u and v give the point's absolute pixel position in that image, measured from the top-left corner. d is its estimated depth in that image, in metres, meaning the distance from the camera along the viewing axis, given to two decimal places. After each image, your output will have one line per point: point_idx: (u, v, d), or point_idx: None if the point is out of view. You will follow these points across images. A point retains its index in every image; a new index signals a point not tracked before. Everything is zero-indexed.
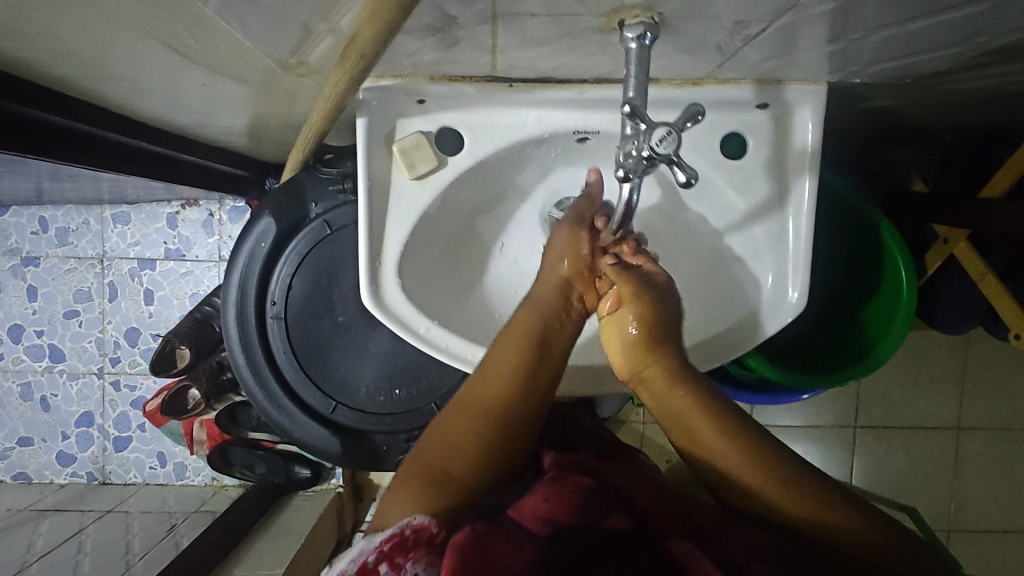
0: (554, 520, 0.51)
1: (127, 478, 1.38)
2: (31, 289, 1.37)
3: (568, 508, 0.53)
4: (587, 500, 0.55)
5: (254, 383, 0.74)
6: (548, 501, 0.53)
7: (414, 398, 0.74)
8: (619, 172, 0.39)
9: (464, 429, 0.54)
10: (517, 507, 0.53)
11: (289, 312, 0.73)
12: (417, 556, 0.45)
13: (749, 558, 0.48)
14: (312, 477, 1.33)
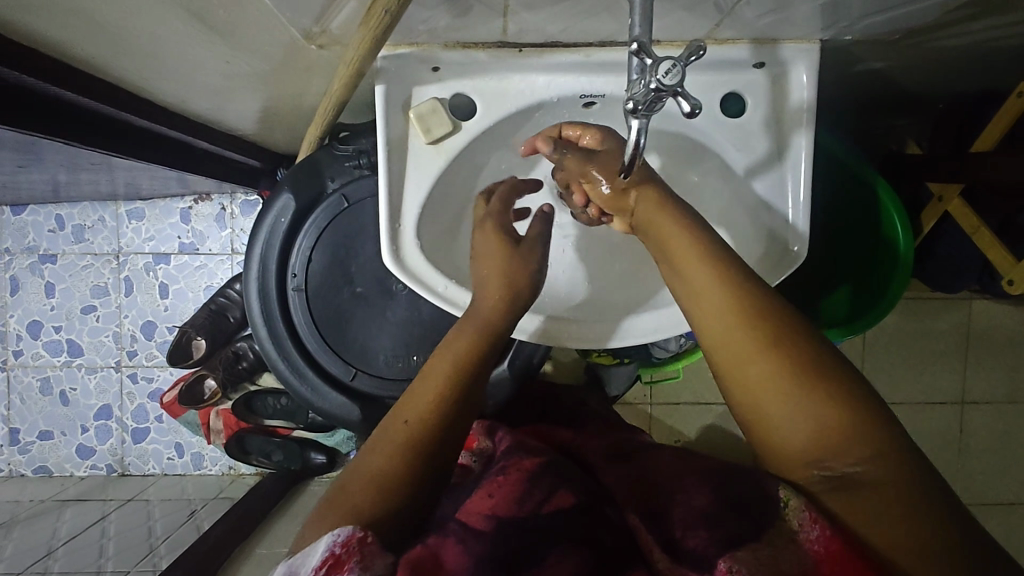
0: (495, 513, 0.53)
1: (146, 469, 1.41)
2: (48, 286, 1.40)
3: (507, 500, 0.55)
4: (528, 488, 0.57)
5: (276, 354, 0.76)
6: (492, 497, 0.55)
7: None
8: (629, 104, 0.43)
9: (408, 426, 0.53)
10: (464, 509, 0.54)
11: (309, 284, 0.76)
12: (352, 568, 0.42)
13: (687, 531, 0.50)
14: (328, 462, 1.35)
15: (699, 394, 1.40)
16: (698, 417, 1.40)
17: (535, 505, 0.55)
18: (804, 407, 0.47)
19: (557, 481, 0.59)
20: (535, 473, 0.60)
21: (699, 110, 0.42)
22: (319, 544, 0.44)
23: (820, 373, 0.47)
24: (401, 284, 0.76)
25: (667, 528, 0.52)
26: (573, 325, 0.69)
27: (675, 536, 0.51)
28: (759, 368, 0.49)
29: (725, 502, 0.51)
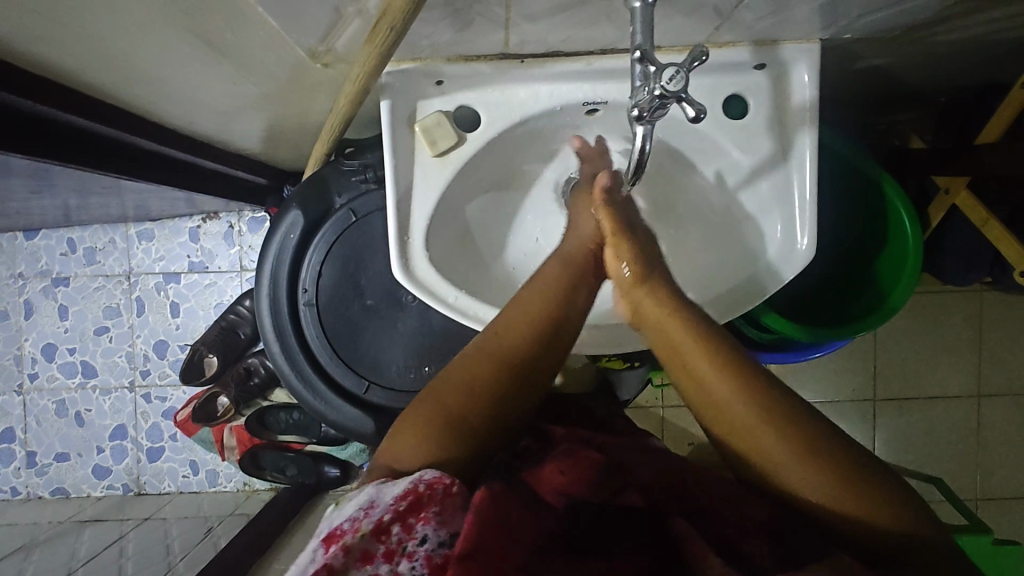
0: (569, 495, 0.59)
1: (161, 487, 1.42)
2: (62, 308, 1.42)
3: (581, 482, 0.61)
4: (598, 475, 0.63)
5: (289, 369, 0.77)
6: (563, 475, 0.61)
7: None
8: (633, 112, 0.44)
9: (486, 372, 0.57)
10: (538, 479, 0.60)
11: (320, 298, 0.77)
12: (429, 516, 0.44)
13: (746, 538, 0.52)
14: (342, 476, 1.35)
15: None
16: None
17: (611, 495, 0.61)
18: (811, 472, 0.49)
19: (625, 481, 0.64)
20: (603, 467, 0.65)
21: (703, 114, 0.43)
22: (408, 478, 0.48)
23: (774, 407, 0.51)
24: (411, 296, 0.77)
25: (718, 526, 0.55)
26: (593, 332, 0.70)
27: (734, 538, 0.53)
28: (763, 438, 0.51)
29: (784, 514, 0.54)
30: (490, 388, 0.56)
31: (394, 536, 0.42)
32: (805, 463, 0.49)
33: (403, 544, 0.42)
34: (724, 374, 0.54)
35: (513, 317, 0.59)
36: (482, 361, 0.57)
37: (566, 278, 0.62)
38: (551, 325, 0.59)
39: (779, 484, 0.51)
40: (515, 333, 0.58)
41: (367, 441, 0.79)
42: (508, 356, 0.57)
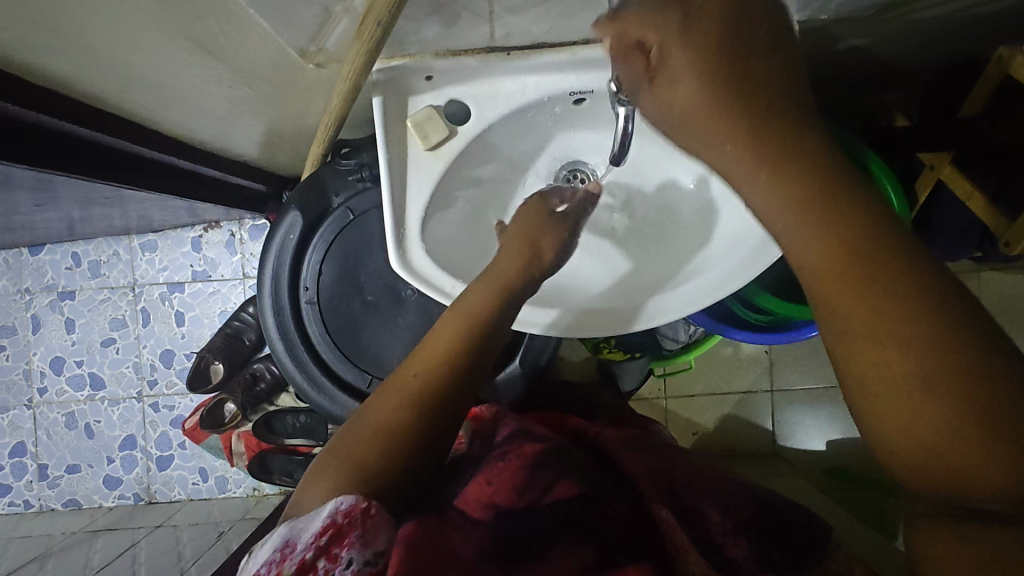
0: (495, 502, 0.61)
1: (172, 495, 1.43)
2: (68, 321, 1.44)
3: (507, 488, 0.63)
4: (533, 476, 0.65)
5: (293, 366, 0.78)
6: (491, 485, 0.63)
7: None
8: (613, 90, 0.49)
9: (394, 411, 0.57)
10: (462, 497, 0.62)
11: (321, 296, 0.79)
12: (352, 540, 0.47)
13: (727, 538, 0.59)
14: None
15: (713, 386, 1.40)
16: (715, 408, 1.40)
17: (545, 492, 0.63)
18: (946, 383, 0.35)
19: (563, 470, 0.67)
20: (540, 459, 0.68)
21: None
22: (322, 511, 0.49)
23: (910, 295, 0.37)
24: (410, 290, 0.78)
25: (703, 531, 0.60)
26: (585, 315, 0.70)
27: (715, 539, 0.59)
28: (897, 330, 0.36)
29: (768, 524, 0.61)
30: (404, 424, 0.56)
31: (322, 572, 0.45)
32: (910, 385, 0.35)
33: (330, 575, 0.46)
34: (852, 251, 0.38)
35: (434, 349, 0.60)
36: (398, 401, 0.57)
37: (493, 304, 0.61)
38: (464, 354, 0.59)
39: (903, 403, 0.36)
40: (428, 356, 0.60)
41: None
42: (431, 387, 0.58)
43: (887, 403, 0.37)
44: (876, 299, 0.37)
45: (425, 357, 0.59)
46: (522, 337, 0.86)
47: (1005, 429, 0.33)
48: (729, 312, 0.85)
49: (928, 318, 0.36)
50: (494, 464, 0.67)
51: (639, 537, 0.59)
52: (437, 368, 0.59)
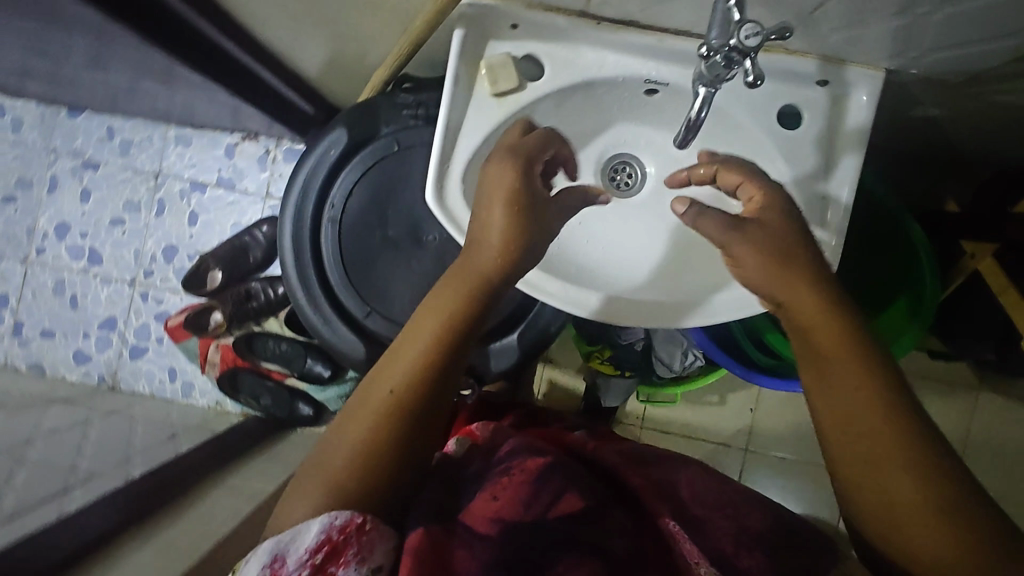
0: (501, 517, 0.56)
1: (136, 387, 1.42)
2: (84, 191, 1.44)
3: (513, 502, 0.57)
4: (531, 488, 0.59)
5: (297, 278, 0.78)
6: (496, 499, 0.58)
7: None
8: (703, 51, 0.45)
9: (370, 429, 0.54)
10: (468, 510, 0.58)
11: (345, 219, 0.78)
12: (348, 559, 0.50)
13: (739, 549, 0.58)
14: (313, 416, 1.35)
15: (691, 428, 1.39)
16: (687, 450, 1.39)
17: (543, 511, 0.58)
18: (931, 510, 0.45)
19: (566, 482, 0.61)
20: (542, 471, 0.61)
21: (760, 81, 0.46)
22: (313, 529, 0.50)
23: (907, 427, 0.48)
24: (433, 236, 0.78)
25: (712, 540, 0.60)
26: (628, 303, 0.68)
27: (725, 550, 0.59)
28: (883, 450, 0.47)
29: (780, 536, 0.61)
30: (383, 441, 0.54)
31: None
32: (913, 486, 0.46)
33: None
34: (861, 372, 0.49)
35: (409, 355, 0.56)
36: (373, 416, 0.55)
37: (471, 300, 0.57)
38: (441, 359, 0.56)
39: (890, 516, 0.47)
40: (402, 362, 0.56)
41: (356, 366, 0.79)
42: (408, 403, 0.55)
43: (886, 504, 0.47)
44: (897, 421, 0.48)
45: (398, 368, 0.56)
46: (525, 314, 0.86)
47: (980, 552, 0.44)
48: (736, 346, 0.86)
49: (901, 438, 0.47)
50: (492, 476, 0.62)
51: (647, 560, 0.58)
52: (413, 375, 0.55)
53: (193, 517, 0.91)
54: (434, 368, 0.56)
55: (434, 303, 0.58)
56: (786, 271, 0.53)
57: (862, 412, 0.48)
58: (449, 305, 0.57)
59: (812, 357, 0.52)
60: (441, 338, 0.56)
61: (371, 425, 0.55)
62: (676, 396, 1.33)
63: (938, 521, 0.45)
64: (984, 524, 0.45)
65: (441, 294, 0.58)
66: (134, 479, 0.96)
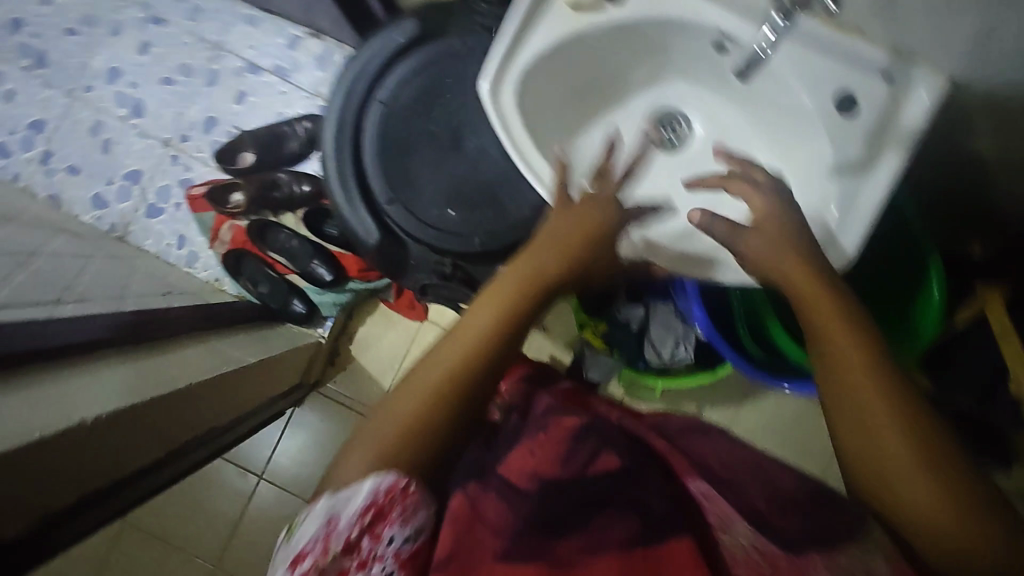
0: (537, 474, 0.63)
1: (143, 243, 1.44)
2: (145, 44, 1.45)
3: (548, 462, 0.65)
4: (568, 452, 0.66)
5: (332, 149, 0.79)
6: (533, 457, 0.66)
7: (460, 225, 0.78)
8: None
9: (461, 356, 0.58)
10: (506, 465, 0.65)
11: (392, 105, 0.79)
12: (393, 518, 0.52)
13: (773, 513, 0.55)
14: (306, 315, 1.38)
15: None
16: None
17: (575, 470, 0.63)
18: (924, 474, 0.49)
19: (599, 446, 0.67)
20: (579, 436, 0.69)
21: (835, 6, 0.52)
22: (363, 488, 0.52)
23: (897, 398, 0.52)
24: (472, 143, 0.79)
25: (745, 501, 0.58)
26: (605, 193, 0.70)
27: (758, 509, 0.56)
28: (875, 421, 0.52)
29: (813, 498, 0.56)
30: (471, 370, 0.57)
31: (365, 545, 0.51)
32: (903, 450, 0.50)
33: (373, 550, 0.51)
34: (858, 353, 0.54)
35: (502, 291, 0.61)
36: (464, 346, 0.58)
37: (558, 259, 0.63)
38: (527, 306, 0.61)
39: (886, 489, 0.50)
40: (496, 301, 0.60)
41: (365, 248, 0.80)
42: (495, 339, 0.59)
43: (884, 491, 0.51)
44: (882, 397, 0.52)
45: (491, 304, 0.60)
46: None
47: (959, 502, 0.47)
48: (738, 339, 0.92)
49: (893, 410, 0.51)
50: (529, 439, 0.69)
51: (678, 510, 0.56)
52: (502, 316, 0.60)
53: (162, 362, 0.93)
54: (522, 313, 0.60)
55: (522, 255, 0.64)
56: (804, 272, 0.59)
57: (863, 401, 0.52)
58: (542, 256, 0.63)
59: (820, 351, 0.57)
60: (528, 287, 0.61)
61: (461, 353, 0.58)
62: (658, 391, 1.33)
63: (923, 481, 0.49)
64: (967, 481, 0.48)
65: (525, 253, 0.64)
66: (125, 312, 0.97)
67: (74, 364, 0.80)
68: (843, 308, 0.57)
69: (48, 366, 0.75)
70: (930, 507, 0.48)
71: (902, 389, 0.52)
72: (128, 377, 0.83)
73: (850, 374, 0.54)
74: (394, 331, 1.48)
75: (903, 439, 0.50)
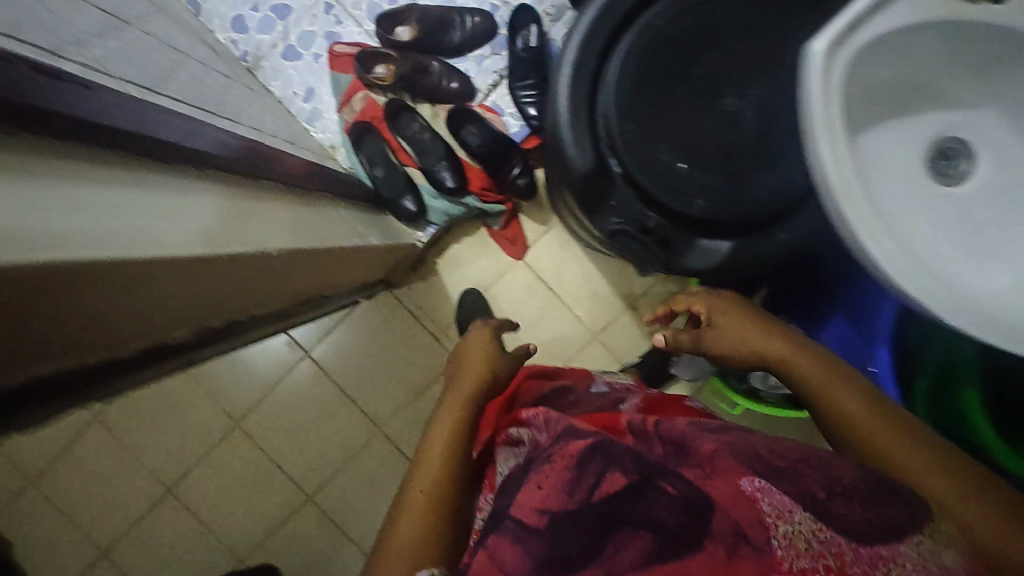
0: (549, 510, 0.48)
1: (269, 83, 1.36)
2: None
3: (560, 488, 0.49)
4: (575, 466, 0.50)
5: (578, 56, 0.71)
6: (541, 487, 0.49)
7: (685, 187, 0.71)
8: None
9: (435, 451, 0.62)
10: (518, 501, 0.50)
11: (664, 30, 0.69)
12: None
13: (832, 496, 0.46)
14: (412, 215, 1.30)
15: None
16: None
17: (578, 489, 0.48)
18: (938, 468, 0.52)
19: (609, 455, 0.50)
20: (581, 450, 0.51)
21: None
22: None
23: (880, 406, 0.59)
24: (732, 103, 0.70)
25: (803, 483, 0.47)
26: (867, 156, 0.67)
27: (817, 494, 0.47)
28: (875, 433, 0.57)
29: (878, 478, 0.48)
30: (450, 456, 0.62)
31: None
32: (903, 450, 0.55)
33: None
34: (840, 383, 0.62)
35: (454, 399, 0.69)
36: (438, 449, 0.62)
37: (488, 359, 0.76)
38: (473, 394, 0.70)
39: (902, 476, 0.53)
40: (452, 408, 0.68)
41: (572, 173, 0.73)
42: (452, 421, 0.65)
43: (909, 479, 0.53)
44: (874, 412, 0.58)
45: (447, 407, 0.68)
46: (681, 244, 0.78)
47: (967, 477, 0.51)
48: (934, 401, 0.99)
49: (880, 421, 0.57)
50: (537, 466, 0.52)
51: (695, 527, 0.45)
52: (456, 411, 0.67)
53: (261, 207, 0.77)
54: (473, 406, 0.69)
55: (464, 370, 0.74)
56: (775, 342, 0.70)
57: (861, 425, 0.58)
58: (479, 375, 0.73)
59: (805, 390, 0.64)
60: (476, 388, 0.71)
61: (438, 450, 0.62)
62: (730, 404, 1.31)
63: (940, 467, 0.52)
64: (966, 463, 0.53)
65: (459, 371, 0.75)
66: (251, 143, 0.87)
67: (197, 176, 0.66)
68: (810, 355, 0.66)
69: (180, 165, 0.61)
70: (950, 488, 0.51)
71: (882, 404, 0.59)
72: (239, 211, 0.71)
73: (842, 403, 0.60)
74: (487, 260, 1.44)
75: (897, 437, 0.56)
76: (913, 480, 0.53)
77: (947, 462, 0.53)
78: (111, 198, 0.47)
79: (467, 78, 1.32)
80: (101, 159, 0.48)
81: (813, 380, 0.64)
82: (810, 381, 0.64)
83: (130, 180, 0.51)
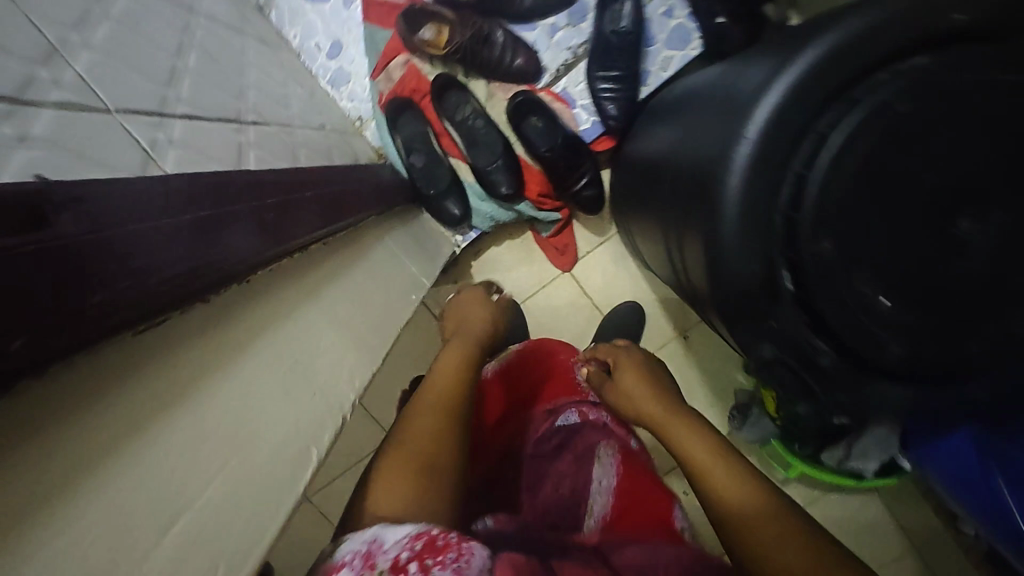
0: None
1: (283, 30, 1.10)
2: None
3: None
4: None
5: (763, 127, 0.53)
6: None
7: (882, 326, 0.54)
8: None
9: (437, 403, 0.67)
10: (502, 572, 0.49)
11: (892, 113, 0.51)
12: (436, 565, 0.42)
13: None
14: (455, 219, 1.09)
15: None
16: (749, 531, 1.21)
17: None
18: (770, 513, 0.54)
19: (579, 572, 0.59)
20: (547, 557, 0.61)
21: None
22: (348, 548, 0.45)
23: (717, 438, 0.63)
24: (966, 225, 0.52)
25: None
26: None
27: None
28: (712, 464, 0.60)
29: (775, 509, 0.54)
30: (444, 405, 0.67)
31: None
32: (747, 501, 0.56)
33: None
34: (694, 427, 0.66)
35: (450, 360, 0.76)
36: (436, 415, 0.65)
37: (478, 326, 0.87)
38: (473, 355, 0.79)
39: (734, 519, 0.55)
40: (450, 371, 0.72)
41: (728, 287, 0.57)
42: (453, 385, 0.70)
43: (756, 535, 0.52)
44: (721, 457, 0.60)
45: (443, 368, 0.75)
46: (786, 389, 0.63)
47: (804, 535, 0.51)
48: None
49: (720, 453, 0.61)
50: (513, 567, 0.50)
51: None
52: (462, 354, 0.77)
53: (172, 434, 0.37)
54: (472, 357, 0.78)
55: (466, 316, 0.90)
56: (649, 387, 0.76)
57: (705, 452, 0.61)
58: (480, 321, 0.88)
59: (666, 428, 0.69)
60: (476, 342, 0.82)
61: (438, 410, 0.66)
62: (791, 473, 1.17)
63: (773, 514, 0.54)
64: (800, 527, 0.52)
65: (467, 317, 0.89)
66: (278, 188, 0.62)
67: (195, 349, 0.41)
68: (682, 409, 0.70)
69: (174, 306, 0.38)
70: (784, 535, 0.51)
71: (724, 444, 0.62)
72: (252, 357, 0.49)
73: (700, 444, 0.63)
74: (529, 269, 1.25)
75: (730, 469, 0.59)
76: (743, 523, 0.54)
77: (782, 518, 0.53)
78: (40, 484, 0.27)
79: (533, 53, 1.07)
80: (107, 344, 0.33)
81: (663, 425, 0.69)
82: (659, 420, 0.70)
83: (82, 438, 0.30)
